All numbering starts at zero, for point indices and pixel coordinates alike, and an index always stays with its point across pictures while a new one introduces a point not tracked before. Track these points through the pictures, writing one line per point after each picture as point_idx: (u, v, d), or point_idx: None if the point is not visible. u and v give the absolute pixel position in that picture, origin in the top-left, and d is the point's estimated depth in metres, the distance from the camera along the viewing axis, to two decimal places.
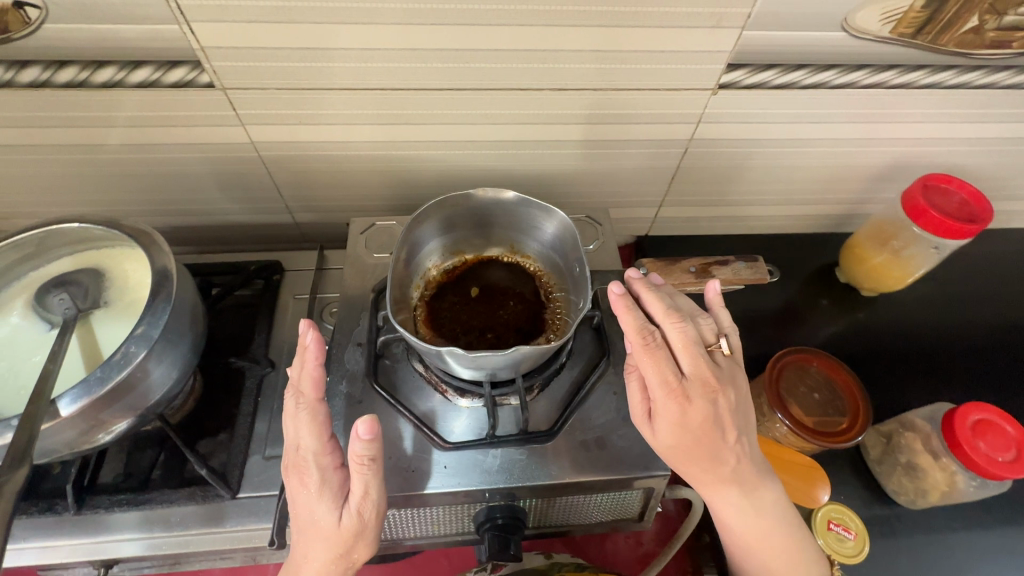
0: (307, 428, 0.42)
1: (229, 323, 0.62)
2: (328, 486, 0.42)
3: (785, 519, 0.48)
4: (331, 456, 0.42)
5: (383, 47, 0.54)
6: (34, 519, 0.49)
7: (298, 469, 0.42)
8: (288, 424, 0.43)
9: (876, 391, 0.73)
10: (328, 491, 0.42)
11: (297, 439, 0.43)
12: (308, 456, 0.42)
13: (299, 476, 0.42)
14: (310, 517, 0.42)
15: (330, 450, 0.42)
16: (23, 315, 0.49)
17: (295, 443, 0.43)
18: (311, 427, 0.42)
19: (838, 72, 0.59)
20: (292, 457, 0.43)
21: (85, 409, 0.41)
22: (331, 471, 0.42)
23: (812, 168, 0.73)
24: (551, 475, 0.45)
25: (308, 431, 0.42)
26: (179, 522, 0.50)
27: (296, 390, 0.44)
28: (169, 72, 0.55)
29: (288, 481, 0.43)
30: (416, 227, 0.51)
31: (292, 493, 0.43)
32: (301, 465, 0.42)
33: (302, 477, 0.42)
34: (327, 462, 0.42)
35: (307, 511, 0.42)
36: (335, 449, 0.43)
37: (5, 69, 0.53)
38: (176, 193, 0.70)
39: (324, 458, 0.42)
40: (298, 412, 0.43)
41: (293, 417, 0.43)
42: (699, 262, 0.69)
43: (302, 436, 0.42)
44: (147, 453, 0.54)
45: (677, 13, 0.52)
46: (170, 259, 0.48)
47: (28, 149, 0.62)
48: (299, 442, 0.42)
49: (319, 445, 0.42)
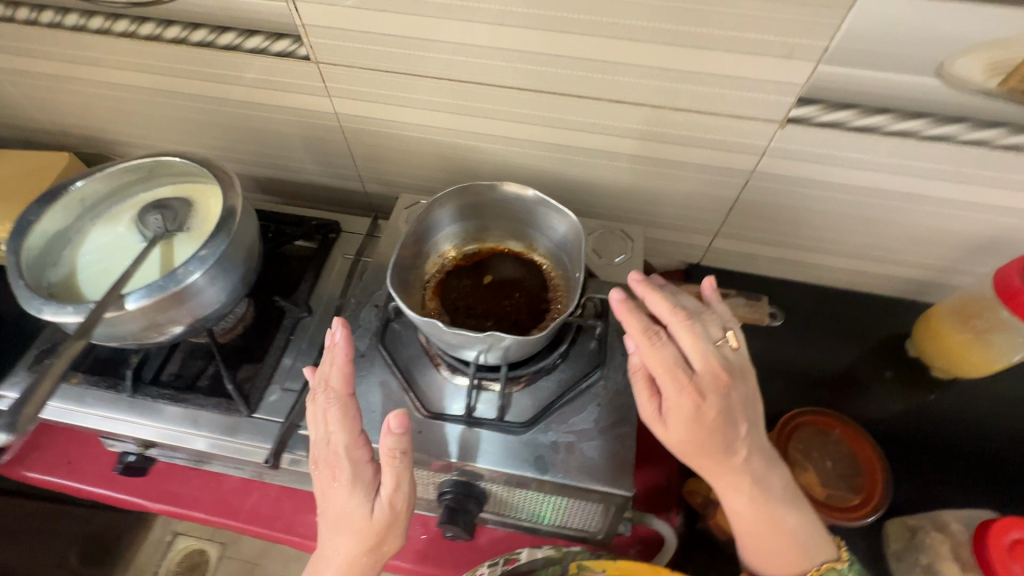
0: (338, 422, 0.45)
1: (285, 268, 0.70)
2: (359, 480, 0.44)
3: (807, 530, 0.47)
4: (362, 449, 0.45)
5: (456, 41, 0.58)
6: (99, 392, 0.60)
7: (330, 464, 0.45)
8: (318, 420, 0.46)
9: (921, 483, 0.66)
10: (361, 485, 0.44)
11: (327, 436, 0.45)
12: (340, 452, 0.44)
13: (332, 471, 0.45)
14: (342, 508, 0.44)
15: (360, 444, 0.45)
16: (128, 227, 0.59)
17: (326, 439, 0.45)
18: (341, 423, 0.44)
19: (928, 122, 0.53)
20: (323, 451, 0.45)
21: (145, 308, 0.49)
22: (363, 465, 0.45)
23: (893, 226, 0.66)
24: (512, 465, 0.47)
25: (339, 427, 0.44)
26: (204, 425, 0.58)
27: (323, 387, 0.46)
28: (276, 43, 0.63)
29: (319, 473, 0.46)
30: (439, 208, 0.55)
31: (323, 487, 0.45)
32: (333, 460, 0.45)
33: (335, 472, 0.45)
34: (360, 455, 0.45)
35: (338, 504, 0.44)
36: (364, 443, 0.45)
37: (156, 26, 0.65)
38: (271, 147, 0.80)
39: (355, 452, 0.45)
40: (328, 406, 0.45)
41: (322, 412, 0.45)
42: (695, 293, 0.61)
43: (334, 431, 0.45)
44: (198, 362, 0.64)
45: (746, 39, 0.51)
46: (239, 200, 0.56)
47: (165, 94, 0.74)
48: (331, 438, 0.45)
49: (350, 440, 0.45)
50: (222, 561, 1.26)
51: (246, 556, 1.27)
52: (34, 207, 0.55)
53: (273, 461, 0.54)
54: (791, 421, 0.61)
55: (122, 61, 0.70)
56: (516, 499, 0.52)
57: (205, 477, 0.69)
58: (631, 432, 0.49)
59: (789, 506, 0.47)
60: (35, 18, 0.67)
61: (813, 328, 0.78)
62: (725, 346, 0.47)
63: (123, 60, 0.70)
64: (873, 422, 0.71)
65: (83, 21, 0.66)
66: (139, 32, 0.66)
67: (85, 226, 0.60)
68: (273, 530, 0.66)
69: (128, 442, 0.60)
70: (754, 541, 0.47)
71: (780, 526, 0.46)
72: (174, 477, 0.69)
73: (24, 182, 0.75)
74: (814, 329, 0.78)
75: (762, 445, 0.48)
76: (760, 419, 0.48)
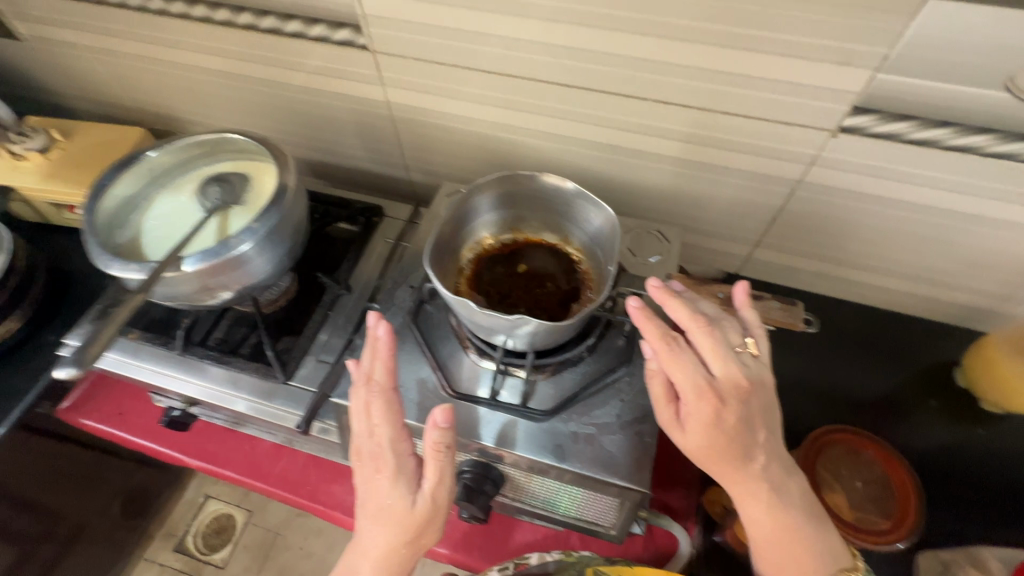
0: (382, 416, 0.46)
1: (329, 247, 0.73)
2: (402, 473, 0.46)
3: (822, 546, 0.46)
4: (405, 443, 0.46)
5: (508, 36, 0.60)
6: (153, 349, 0.64)
7: (373, 456, 0.46)
8: (360, 413, 0.47)
9: (960, 519, 0.63)
10: (404, 478, 0.46)
11: (370, 428, 0.47)
12: (385, 445, 0.46)
13: (375, 463, 0.46)
14: (383, 500, 0.45)
15: (403, 437, 0.47)
16: (189, 198, 0.63)
17: (369, 431, 0.47)
18: (384, 416, 0.46)
19: (993, 138, 0.51)
20: (367, 444, 0.47)
21: (200, 271, 0.53)
22: (406, 457, 0.46)
23: (948, 247, 0.63)
24: (532, 450, 0.48)
25: (383, 421, 0.46)
26: (244, 387, 0.62)
27: (366, 380, 0.47)
28: (338, 31, 0.67)
29: (362, 466, 0.47)
30: (479, 195, 0.57)
31: (366, 478, 0.47)
32: (377, 454, 0.46)
33: (379, 464, 0.46)
34: (403, 449, 0.46)
35: (381, 496, 0.46)
36: (406, 436, 0.47)
37: (231, 12, 0.69)
38: (325, 132, 0.84)
39: (399, 445, 0.46)
40: (371, 399, 0.47)
41: (365, 405, 0.47)
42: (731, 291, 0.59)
43: (377, 424, 0.46)
44: (242, 329, 0.67)
45: (800, 43, 0.50)
46: (292, 178, 0.59)
47: (232, 76, 0.79)
48: (374, 431, 0.46)
49: (394, 434, 0.46)
50: (247, 527, 1.32)
51: (270, 525, 1.32)
52: (110, 172, 0.60)
53: (305, 427, 0.57)
54: (819, 438, 0.59)
55: (196, 44, 0.75)
56: (532, 485, 0.53)
57: (240, 439, 0.73)
58: (652, 430, 0.49)
59: (807, 518, 0.47)
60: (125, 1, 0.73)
61: (852, 348, 0.76)
62: (745, 353, 0.47)
63: (196, 42, 0.75)
64: (912, 452, 0.67)
65: (166, 6, 0.72)
66: (214, 17, 0.71)
67: (152, 194, 0.64)
68: (299, 497, 0.69)
69: (174, 398, 0.64)
70: (772, 546, 0.46)
71: (797, 536, 0.46)
72: (212, 436, 0.73)
73: (100, 152, 0.82)
74: (854, 350, 0.75)
75: (779, 452, 0.47)
76: (780, 426, 0.47)
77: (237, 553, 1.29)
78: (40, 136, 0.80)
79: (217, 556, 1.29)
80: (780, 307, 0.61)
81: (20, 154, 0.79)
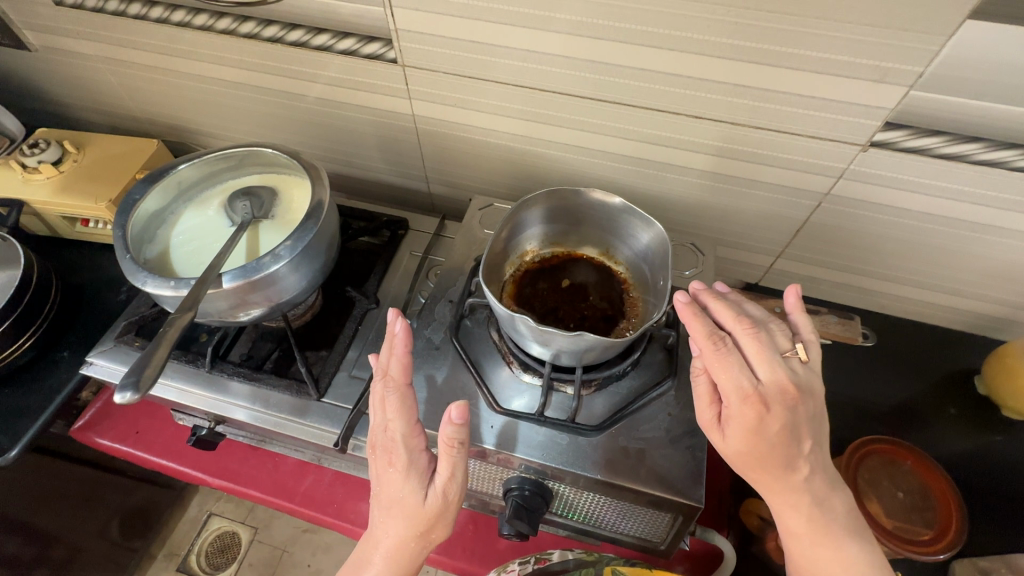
0: (396, 411, 0.46)
1: (357, 262, 0.74)
2: (414, 467, 0.46)
3: (864, 555, 0.46)
4: (417, 438, 0.46)
5: (541, 51, 0.60)
6: (179, 365, 0.63)
7: (386, 449, 0.46)
8: (376, 407, 0.48)
9: (988, 525, 0.64)
10: (415, 472, 0.46)
11: (385, 422, 0.47)
12: (396, 439, 0.46)
13: (388, 456, 0.46)
14: (395, 493, 0.46)
15: (416, 433, 0.46)
16: (217, 212, 0.62)
17: (384, 425, 0.47)
18: (398, 411, 0.46)
19: (1021, 153, 0.52)
20: (381, 437, 0.47)
21: (237, 287, 0.52)
22: (418, 452, 0.46)
23: (971, 259, 0.65)
24: (584, 467, 0.48)
25: (397, 415, 0.46)
26: (275, 404, 0.60)
27: (382, 376, 0.48)
28: (367, 45, 0.66)
29: (375, 458, 0.47)
30: (524, 210, 0.59)
31: (379, 470, 0.47)
32: (389, 446, 0.46)
33: (391, 457, 0.46)
34: (416, 444, 0.46)
35: (393, 488, 0.46)
36: (419, 432, 0.47)
37: (256, 25, 0.69)
38: (345, 144, 0.84)
39: (412, 440, 0.46)
40: (386, 394, 0.47)
41: (381, 400, 0.47)
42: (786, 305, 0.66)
43: (392, 418, 0.46)
44: (267, 344, 0.66)
45: (839, 61, 0.51)
46: (326, 193, 0.58)
47: (252, 88, 0.78)
48: (388, 425, 0.46)
49: (407, 429, 0.46)
50: (253, 544, 1.29)
51: (277, 542, 1.29)
52: (139, 186, 0.59)
53: (343, 445, 0.56)
54: (862, 447, 0.60)
55: (217, 55, 0.74)
56: (582, 501, 0.54)
57: (263, 457, 0.72)
58: (702, 444, 0.50)
59: (849, 536, 0.46)
60: (145, 13, 0.72)
61: (873, 357, 0.77)
62: (793, 358, 0.47)
63: (217, 55, 0.74)
64: (938, 459, 0.68)
65: (188, 18, 0.71)
66: (239, 29, 0.70)
67: (178, 207, 0.63)
68: (325, 515, 0.68)
69: (200, 416, 0.63)
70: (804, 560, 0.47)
71: (836, 549, 0.46)
72: (233, 454, 0.72)
73: (114, 165, 0.80)
74: (875, 358, 0.77)
75: (825, 465, 0.47)
76: (826, 436, 0.47)
77: (242, 571, 1.25)
78: (53, 148, 0.78)
79: None
80: (838, 321, 0.68)
81: (32, 166, 0.78)
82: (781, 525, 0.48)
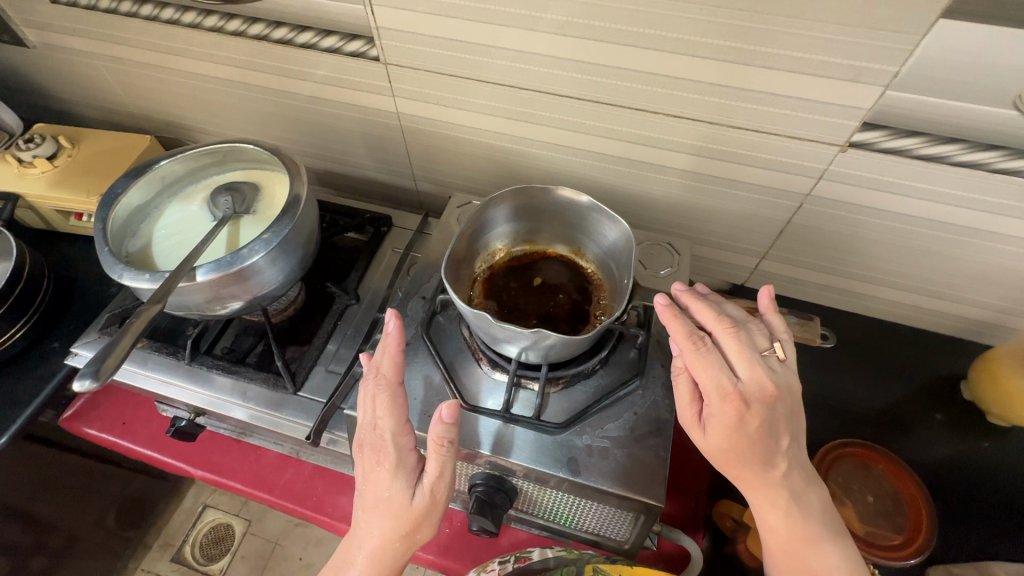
0: (385, 409, 0.47)
1: (340, 258, 0.75)
2: (402, 466, 0.46)
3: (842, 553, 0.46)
4: (407, 437, 0.47)
5: (520, 49, 0.60)
6: (160, 357, 0.64)
7: (375, 448, 0.46)
8: (366, 405, 0.48)
9: (971, 533, 0.63)
10: (404, 472, 0.46)
11: (374, 420, 0.47)
12: (386, 437, 0.46)
13: (376, 455, 0.46)
14: (382, 492, 0.46)
15: (406, 431, 0.47)
16: (200, 207, 0.63)
17: (373, 423, 0.47)
18: (388, 409, 0.46)
19: (999, 155, 0.51)
20: (369, 436, 0.47)
21: (213, 280, 0.52)
22: (407, 452, 0.46)
23: (956, 263, 0.64)
24: (549, 464, 0.49)
25: (387, 413, 0.46)
26: (252, 397, 0.61)
27: (375, 373, 0.48)
28: (350, 43, 0.67)
29: (362, 456, 0.48)
30: (492, 209, 0.59)
31: (366, 470, 0.47)
32: (378, 445, 0.46)
33: (379, 457, 0.46)
34: (405, 443, 0.46)
35: (380, 487, 0.46)
36: (409, 431, 0.47)
37: (243, 23, 0.70)
38: (334, 141, 0.85)
39: (401, 439, 0.46)
40: (377, 392, 0.47)
41: (371, 398, 0.48)
42: (748, 304, 0.63)
43: (381, 416, 0.47)
44: (249, 338, 0.67)
45: (813, 60, 0.50)
46: (304, 189, 0.59)
47: (241, 86, 0.79)
48: (378, 424, 0.46)
49: (396, 427, 0.46)
50: (246, 537, 1.31)
51: (270, 535, 1.31)
52: (121, 181, 0.60)
53: (314, 438, 0.56)
54: (833, 450, 0.61)
55: (205, 52, 0.75)
56: (547, 498, 0.54)
57: (245, 449, 0.73)
58: (665, 444, 0.50)
59: (826, 533, 0.46)
60: (136, 10, 0.73)
61: (858, 360, 0.76)
62: (771, 357, 0.47)
63: (206, 52, 0.75)
64: (920, 465, 0.68)
65: (178, 16, 0.72)
66: (226, 27, 0.71)
67: (162, 202, 0.64)
68: (303, 508, 0.69)
69: (181, 407, 0.64)
70: (783, 555, 0.47)
71: (813, 547, 0.46)
72: (216, 446, 0.73)
73: (107, 160, 0.81)
74: (861, 362, 0.76)
75: (801, 462, 0.47)
76: (803, 434, 0.47)
77: (235, 563, 1.27)
78: (48, 144, 0.80)
79: (215, 566, 1.27)
80: (798, 322, 0.65)
81: (28, 161, 0.79)
82: (761, 522, 0.47)
